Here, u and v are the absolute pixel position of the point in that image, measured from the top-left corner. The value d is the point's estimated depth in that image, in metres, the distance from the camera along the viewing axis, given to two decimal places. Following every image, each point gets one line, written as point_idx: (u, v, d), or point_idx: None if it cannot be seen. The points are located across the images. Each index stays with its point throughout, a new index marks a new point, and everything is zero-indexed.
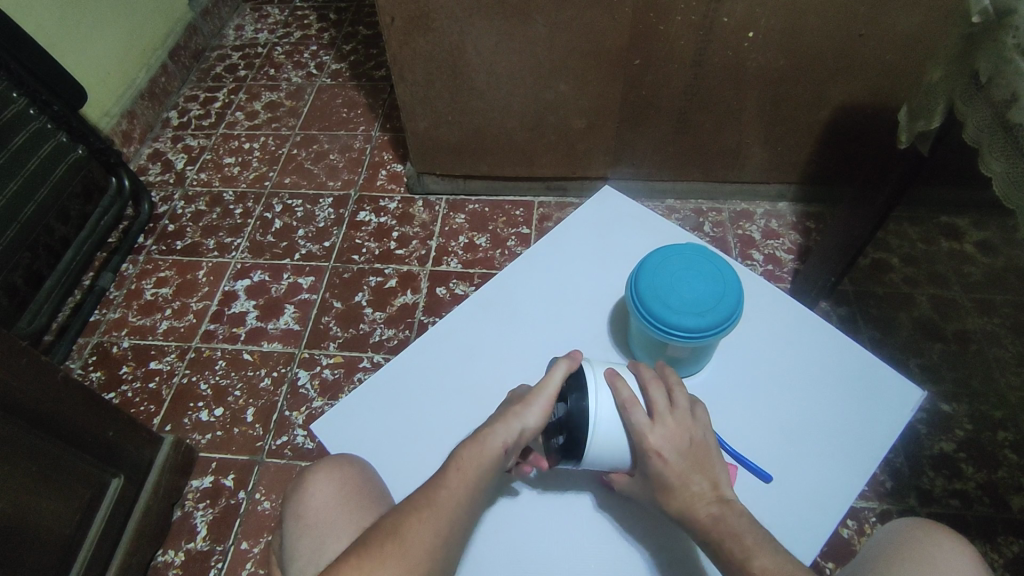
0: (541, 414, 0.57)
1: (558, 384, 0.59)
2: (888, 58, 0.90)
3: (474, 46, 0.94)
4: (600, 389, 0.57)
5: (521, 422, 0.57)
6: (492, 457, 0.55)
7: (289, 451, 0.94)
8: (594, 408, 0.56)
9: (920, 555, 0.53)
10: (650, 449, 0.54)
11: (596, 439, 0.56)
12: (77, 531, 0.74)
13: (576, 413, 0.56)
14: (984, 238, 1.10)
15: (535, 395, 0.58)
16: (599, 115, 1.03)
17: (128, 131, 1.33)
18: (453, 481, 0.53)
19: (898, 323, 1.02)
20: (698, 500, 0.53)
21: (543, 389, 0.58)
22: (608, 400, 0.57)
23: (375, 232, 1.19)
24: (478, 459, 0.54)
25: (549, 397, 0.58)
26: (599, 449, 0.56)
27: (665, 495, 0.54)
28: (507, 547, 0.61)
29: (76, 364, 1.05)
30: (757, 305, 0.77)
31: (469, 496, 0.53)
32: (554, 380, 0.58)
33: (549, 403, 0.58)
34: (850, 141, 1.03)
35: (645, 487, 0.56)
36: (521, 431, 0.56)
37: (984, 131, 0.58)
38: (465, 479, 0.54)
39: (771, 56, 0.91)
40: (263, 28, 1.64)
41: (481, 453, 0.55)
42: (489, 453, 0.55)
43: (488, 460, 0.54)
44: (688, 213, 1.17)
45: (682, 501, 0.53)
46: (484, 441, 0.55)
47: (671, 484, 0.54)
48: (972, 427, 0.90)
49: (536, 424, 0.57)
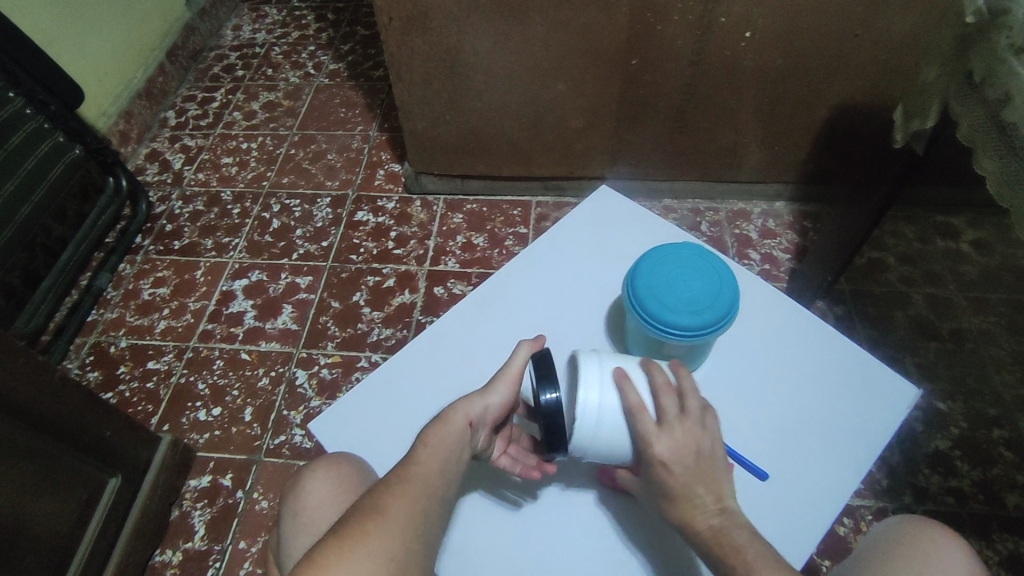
0: (506, 394, 0.60)
1: (522, 365, 0.62)
2: (884, 58, 0.90)
3: (471, 46, 0.94)
4: (609, 392, 0.57)
5: (485, 399, 0.59)
6: (458, 431, 0.56)
7: (287, 451, 0.94)
8: (600, 410, 0.57)
9: (915, 554, 0.54)
10: (654, 456, 0.54)
11: (599, 435, 0.57)
12: (75, 531, 0.74)
13: (580, 409, 0.57)
14: (980, 238, 1.10)
15: (499, 375, 0.61)
16: (596, 114, 1.03)
17: (126, 131, 1.33)
18: (424, 457, 0.53)
19: (894, 322, 1.02)
20: (698, 512, 0.52)
21: (507, 370, 0.61)
22: (614, 400, 0.57)
23: (373, 232, 1.19)
24: (446, 433, 0.55)
25: (512, 378, 0.61)
26: (602, 446, 0.57)
27: (667, 503, 0.54)
28: (502, 542, 0.62)
29: (74, 364, 1.05)
30: (752, 304, 0.78)
31: (443, 472, 0.53)
32: (517, 362, 0.61)
33: (514, 384, 0.61)
34: (846, 141, 1.04)
35: (649, 492, 0.56)
36: (487, 408, 0.59)
37: (978, 130, 0.58)
38: (436, 454, 0.54)
39: (768, 56, 0.92)
40: (261, 28, 1.64)
41: (447, 427, 0.55)
42: (456, 427, 0.56)
43: (457, 434, 0.55)
44: (685, 213, 1.18)
45: (682, 510, 0.53)
46: (447, 417, 0.56)
47: (674, 495, 0.53)
48: (967, 425, 0.91)
49: (500, 402, 0.60)
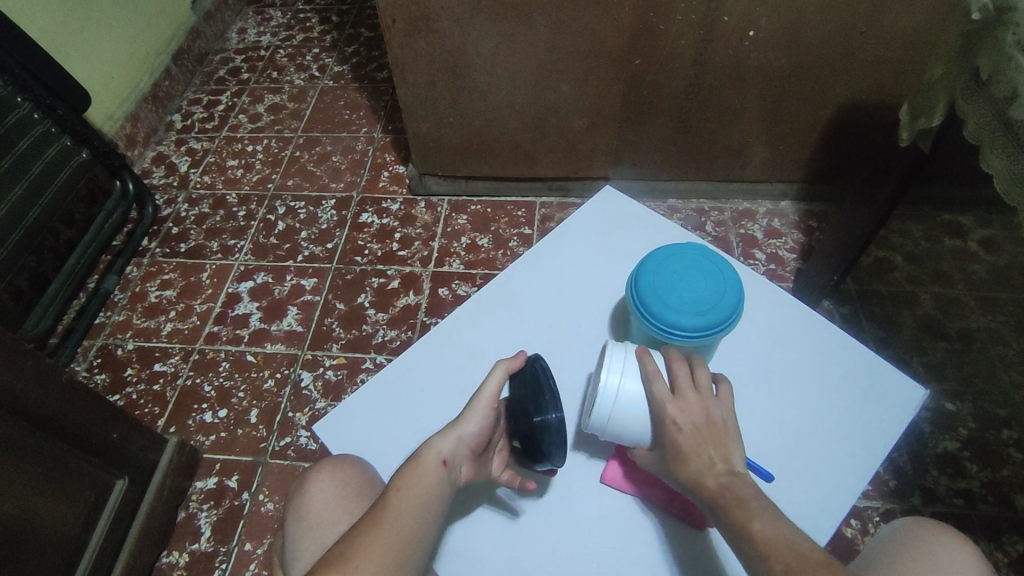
0: (481, 420, 0.60)
1: (497, 387, 0.62)
2: (890, 56, 0.90)
3: (474, 47, 0.94)
4: (629, 367, 0.61)
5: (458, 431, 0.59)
6: (430, 469, 0.56)
7: (292, 452, 0.94)
8: (620, 381, 0.60)
9: (923, 555, 0.53)
10: (666, 418, 0.56)
11: (619, 406, 0.60)
12: (82, 533, 0.75)
13: (601, 381, 0.61)
14: (988, 236, 1.09)
15: (472, 403, 0.61)
16: (599, 115, 1.03)
17: (132, 134, 1.34)
18: (400, 500, 0.54)
19: (901, 322, 1.01)
20: (706, 470, 0.54)
21: (479, 397, 0.61)
22: (635, 375, 0.61)
23: (378, 234, 1.19)
24: (419, 475, 0.55)
25: (486, 403, 0.61)
26: (621, 416, 0.60)
27: (676, 463, 0.56)
28: (510, 543, 0.64)
29: (82, 366, 1.06)
30: (758, 304, 0.77)
31: (420, 513, 0.53)
32: (491, 386, 0.61)
33: (489, 409, 0.61)
34: (851, 140, 1.03)
35: (664, 458, 0.57)
36: (461, 440, 0.59)
37: (985, 128, 0.57)
38: (411, 497, 0.54)
39: (772, 55, 0.91)
40: (266, 31, 1.65)
41: (419, 470, 0.56)
42: (428, 468, 0.56)
43: (430, 474, 0.56)
44: (690, 213, 1.17)
45: (690, 470, 0.55)
46: (419, 457, 0.57)
47: (684, 454, 0.55)
48: (976, 426, 0.90)
49: (476, 431, 0.60)
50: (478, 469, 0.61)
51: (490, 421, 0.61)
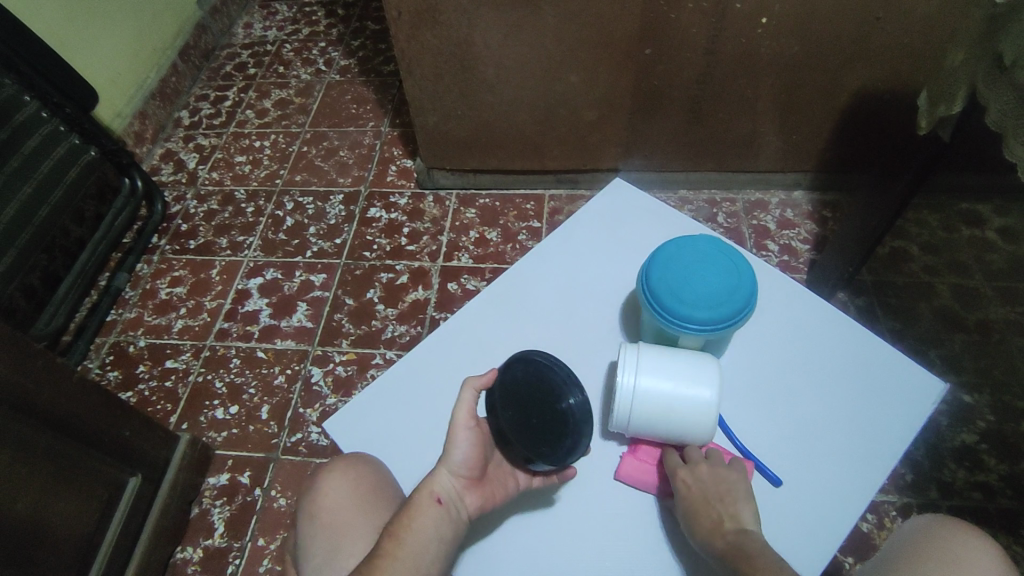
0: (464, 444, 0.60)
1: (470, 407, 0.62)
2: (907, 41, 0.88)
3: (481, 39, 0.93)
4: (638, 372, 0.61)
5: (445, 465, 0.59)
6: (428, 510, 0.56)
7: (303, 449, 0.94)
8: (631, 383, 0.61)
9: (941, 555, 0.52)
10: (677, 482, 0.60)
11: (637, 407, 0.61)
12: (96, 529, 0.75)
13: (619, 380, 0.62)
14: (1008, 225, 1.07)
15: (450, 432, 0.61)
16: (609, 106, 1.02)
17: (140, 131, 1.34)
18: (399, 551, 0.53)
19: (918, 313, 0.99)
20: (716, 528, 0.55)
21: (454, 423, 0.61)
22: (647, 376, 0.61)
23: (386, 229, 1.18)
24: (415, 520, 0.55)
25: (461, 427, 0.61)
26: (641, 414, 0.61)
27: (689, 524, 0.57)
28: (523, 544, 0.63)
29: (94, 364, 1.06)
30: (775, 297, 0.76)
31: (418, 559, 0.53)
32: (461, 409, 0.61)
33: (469, 430, 0.61)
34: (866, 128, 1.01)
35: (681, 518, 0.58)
36: (452, 471, 0.59)
37: (1008, 114, 0.56)
38: (410, 544, 0.54)
39: (784, 42, 0.89)
40: (271, 25, 1.64)
41: (416, 511, 0.56)
42: (424, 511, 0.56)
43: (428, 514, 0.56)
44: (701, 204, 1.16)
45: (703, 531, 0.56)
46: (416, 499, 0.57)
47: (693, 514, 0.57)
48: (994, 419, 0.88)
49: (463, 455, 0.59)
50: (487, 491, 0.60)
51: (476, 438, 0.61)
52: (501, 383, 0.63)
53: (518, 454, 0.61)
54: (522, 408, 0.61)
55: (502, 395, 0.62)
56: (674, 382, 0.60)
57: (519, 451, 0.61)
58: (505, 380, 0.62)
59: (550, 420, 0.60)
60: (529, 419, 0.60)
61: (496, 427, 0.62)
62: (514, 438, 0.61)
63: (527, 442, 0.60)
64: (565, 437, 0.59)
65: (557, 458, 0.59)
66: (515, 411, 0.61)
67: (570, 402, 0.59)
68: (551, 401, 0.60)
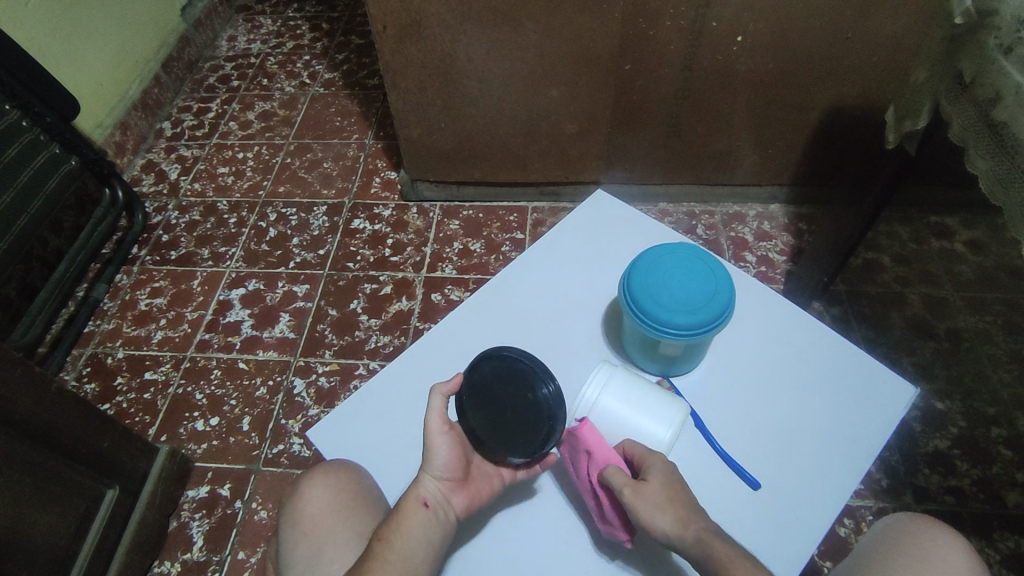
0: (442, 449, 0.59)
1: (440, 413, 0.61)
2: (876, 60, 0.91)
3: (465, 53, 0.95)
4: (604, 391, 0.64)
5: (427, 471, 0.59)
6: (413, 516, 0.56)
7: (285, 460, 0.93)
8: (595, 397, 0.63)
9: (911, 552, 0.54)
10: (650, 462, 0.58)
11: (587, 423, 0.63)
12: (72, 543, 0.74)
13: (585, 388, 0.65)
14: (974, 237, 1.11)
15: (426, 439, 0.61)
16: (590, 120, 1.04)
17: (122, 141, 1.33)
18: (389, 552, 0.54)
19: (890, 322, 1.02)
20: (688, 517, 0.54)
21: (428, 431, 0.61)
22: (611, 395, 0.63)
23: (370, 240, 1.19)
24: (402, 524, 0.56)
25: (435, 431, 0.60)
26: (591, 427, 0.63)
27: (658, 505, 0.54)
28: (513, 542, 0.63)
29: (71, 375, 1.05)
30: (750, 305, 0.77)
31: (408, 561, 0.54)
32: (432, 415, 0.61)
33: (444, 435, 0.60)
34: (839, 143, 1.04)
35: (657, 489, 0.55)
36: (434, 475, 0.59)
37: (970, 129, 0.59)
38: (399, 547, 0.55)
39: (760, 60, 0.92)
40: (256, 38, 1.64)
41: (402, 515, 0.56)
42: (411, 515, 0.56)
43: (415, 517, 0.56)
44: (681, 216, 1.18)
45: (675, 516, 0.54)
46: (402, 506, 0.57)
47: (666, 494, 0.55)
48: (966, 424, 0.91)
49: (442, 459, 0.59)
50: (472, 490, 0.60)
51: (450, 440, 0.60)
52: (470, 384, 0.62)
53: (497, 452, 0.60)
54: (493, 405, 0.60)
55: (471, 396, 0.61)
56: (632, 411, 0.62)
57: (497, 451, 0.60)
58: (473, 381, 0.62)
59: (526, 412, 0.60)
60: (503, 415, 0.60)
61: (470, 429, 0.61)
62: (488, 437, 0.60)
63: (502, 439, 0.60)
64: (541, 426, 0.59)
65: (534, 449, 0.59)
66: (487, 411, 0.60)
67: (546, 391, 0.60)
68: (524, 392, 0.60)
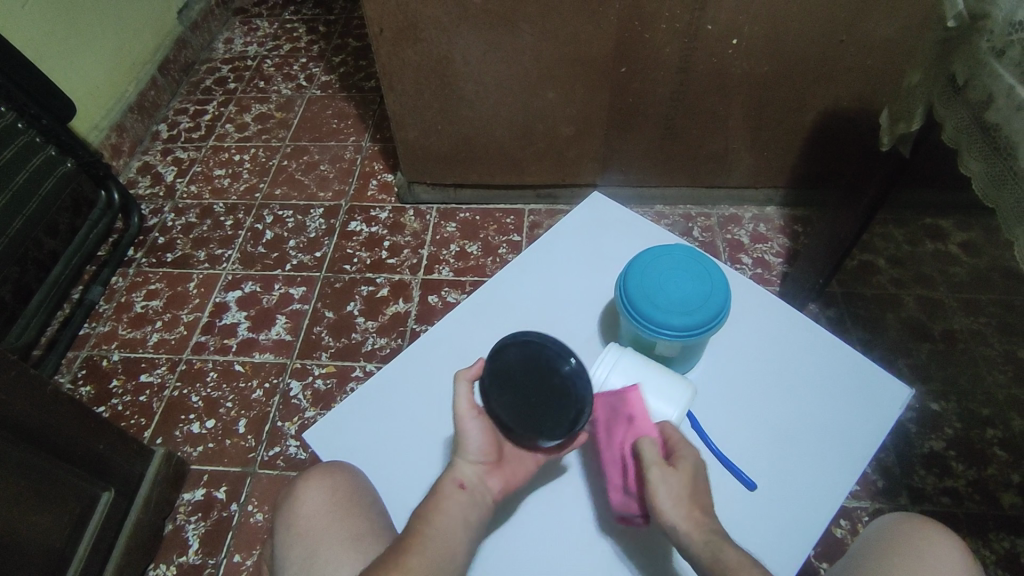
0: (474, 433, 0.58)
1: (467, 398, 0.60)
2: (870, 63, 0.91)
3: (462, 55, 0.95)
4: (613, 372, 0.64)
5: (462, 455, 0.58)
6: (450, 497, 0.55)
7: (282, 462, 0.93)
8: (603, 379, 0.63)
9: (907, 553, 0.54)
10: (685, 452, 0.56)
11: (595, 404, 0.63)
12: (67, 546, 0.73)
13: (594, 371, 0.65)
14: (968, 239, 1.11)
15: (456, 425, 0.59)
16: (587, 123, 1.04)
17: (117, 144, 1.33)
18: (428, 531, 0.53)
19: (885, 323, 1.03)
20: (701, 522, 0.53)
21: (458, 417, 0.59)
22: (619, 377, 0.63)
23: (367, 242, 1.19)
24: (440, 506, 0.54)
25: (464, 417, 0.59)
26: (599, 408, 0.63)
27: (678, 501, 0.53)
28: (526, 533, 0.61)
29: (66, 378, 1.04)
30: (744, 306, 0.78)
31: (447, 541, 0.53)
32: (459, 401, 0.59)
33: (474, 419, 0.59)
34: (834, 145, 1.05)
35: (683, 483, 0.54)
36: (469, 459, 0.58)
37: (962, 131, 0.59)
38: (438, 527, 0.53)
39: (755, 63, 0.93)
40: (252, 41, 1.65)
41: (439, 498, 0.55)
42: (448, 498, 0.55)
43: (452, 500, 0.55)
44: (677, 218, 1.18)
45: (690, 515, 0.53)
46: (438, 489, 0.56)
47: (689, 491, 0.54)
48: (961, 425, 0.91)
49: (475, 442, 0.58)
50: (508, 472, 0.59)
51: (480, 424, 0.59)
52: (494, 368, 0.60)
53: (526, 438, 0.58)
54: (519, 389, 0.59)
55: (496, 381, 0.60)
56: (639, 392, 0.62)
57: (528, 435, 0.58)
58: (496, 365, 0.60)
59: (552, 395, 0.59)
60: (531, 398, 0.59)
61: (498, 415, 0.59)
62: (516, 422, 0.58)
63: (533, 422, 0.58)
64: (569, 405, 0.58)
65: (566, 428, 0.58)
66: (514, 395, 0.59)
67: (568, 368, 0.59)
68: (548, 371, 0.60)
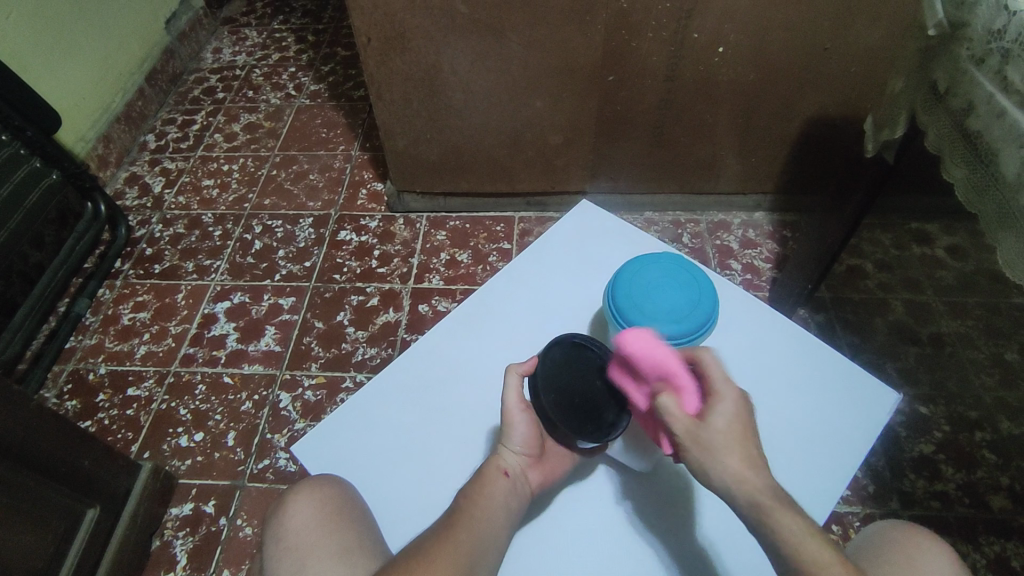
0: (521, 426, 0.60)
1: (517, 392, 0.62)
2: (854, 71, 0.92)
3: (450, 64, 0.95)
4: None
5: (507, 445, 0.60)
6: (495, 482, 0.56)
7: (271, 475, 0.92)
8: None
9: (899, 558, 0.54)
10: (718, 400, 0.49)
11: None
12: (51, 564, 0.72)
13: None
14: (954, 243, 1.12)
15: (505, 417, 0.62)
16: (575, 130, 1.04)
17: (104, 155, 1.32)
18: (476, 509, 0.54)
19: (874, 328, 1.03)
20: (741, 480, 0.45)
21: (507, 410, 0.62)
22: None
23: (356, 251, 1.18)
24: (485, 489, 0.56)
25: (512, 411, 0.62)
26: None
27: (706, 457, 0.46)
28: (542, 548, 0.60)
29: (51, 392, 1.03)
30: (733, 313, 0.78)
31: (492, 521, 0.54)
32: (509, 394, 0.62)
33: (523, 414, 0.61)
34: (821, 151, 1.06)
35: (715, 437, 0.47)
36: (514, 449, 0.60)
37: (944, 138, 0.60)
38: (484, 507, 0.55)
39: (740, 71, 0.94)
40: (241, 50, 1.64)
41: (485, 481, 0.57)
42: (492, 482, 0.56)
43: (496, 484, 0.56)
44: (666, 224, 1.19)
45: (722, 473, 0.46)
46: (483, 475, 0.57)
47: (718, 445, 0.47)
48: (950, 428, 0.92)
49: (521, 436, 0.60)
50: (547, 468, 0.61)
51: (526, 419, 0.61)
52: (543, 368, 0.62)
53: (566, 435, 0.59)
54: (563, 389, 0.60)
55: (544, 379, 0.61)
56: None
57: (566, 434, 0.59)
58: (545, 365, 0.62)
59: (593, 400, 0.60)
60: (573, 399, 0.59)
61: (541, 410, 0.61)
62: (556, 419, 0.59)
63: (571, 421, 0.58)
64: (607, 411, 0.58)
65: (602, 433, 0.58)
66: (559, 395, 0.60)
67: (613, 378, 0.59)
68: (591, 377, 0.60)
